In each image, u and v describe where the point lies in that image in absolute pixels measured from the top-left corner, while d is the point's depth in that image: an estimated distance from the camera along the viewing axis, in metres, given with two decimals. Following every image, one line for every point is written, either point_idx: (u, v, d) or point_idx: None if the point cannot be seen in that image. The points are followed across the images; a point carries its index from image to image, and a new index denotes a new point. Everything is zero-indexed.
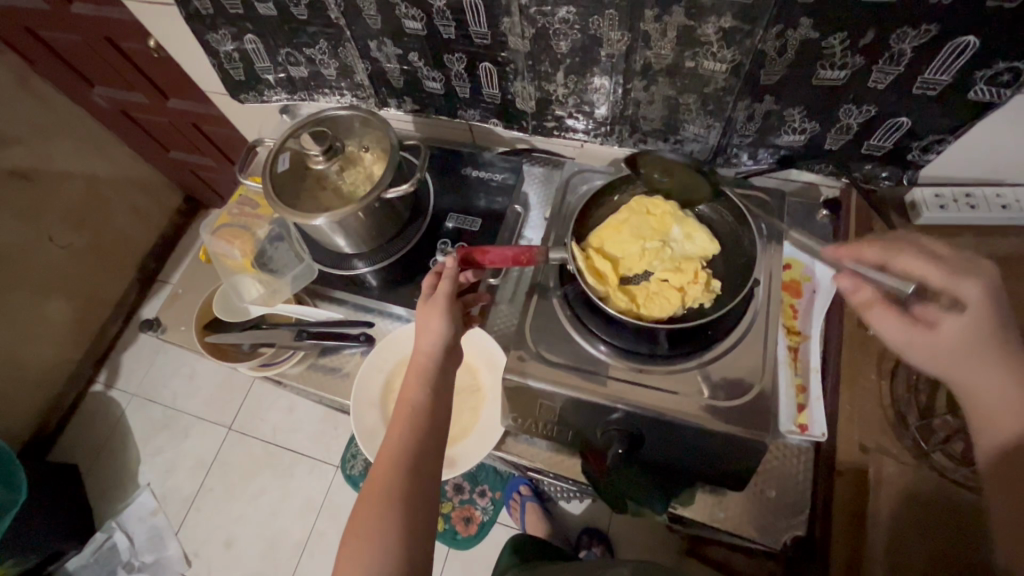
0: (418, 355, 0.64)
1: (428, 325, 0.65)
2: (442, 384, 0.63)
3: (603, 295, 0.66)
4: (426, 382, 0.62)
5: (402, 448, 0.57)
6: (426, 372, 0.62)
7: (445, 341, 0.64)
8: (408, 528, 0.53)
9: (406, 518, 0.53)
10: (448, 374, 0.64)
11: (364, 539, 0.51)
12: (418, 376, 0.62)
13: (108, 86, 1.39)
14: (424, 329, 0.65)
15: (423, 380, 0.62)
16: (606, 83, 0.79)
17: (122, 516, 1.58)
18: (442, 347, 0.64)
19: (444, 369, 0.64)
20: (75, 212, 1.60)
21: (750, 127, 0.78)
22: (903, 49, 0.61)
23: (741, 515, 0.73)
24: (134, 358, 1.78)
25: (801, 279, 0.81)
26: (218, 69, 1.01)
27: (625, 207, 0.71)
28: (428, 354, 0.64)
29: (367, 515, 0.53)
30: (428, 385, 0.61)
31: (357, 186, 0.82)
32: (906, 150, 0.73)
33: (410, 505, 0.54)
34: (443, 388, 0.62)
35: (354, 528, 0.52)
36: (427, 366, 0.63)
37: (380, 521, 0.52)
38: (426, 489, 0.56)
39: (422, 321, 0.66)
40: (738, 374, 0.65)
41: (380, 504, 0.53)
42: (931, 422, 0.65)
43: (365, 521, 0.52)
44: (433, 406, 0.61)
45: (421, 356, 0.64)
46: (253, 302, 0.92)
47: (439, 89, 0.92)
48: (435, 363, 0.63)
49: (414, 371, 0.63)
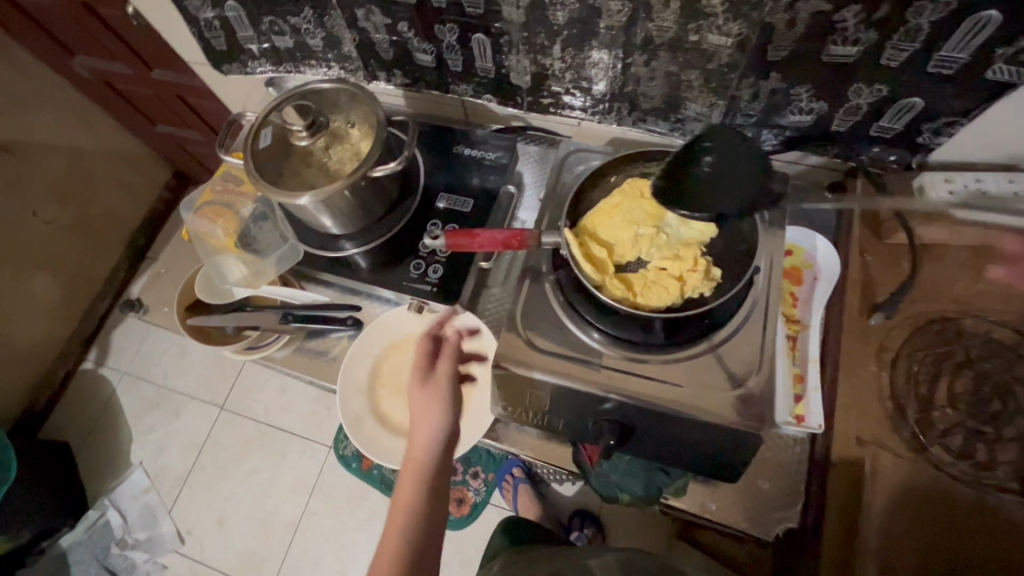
0: (415, 446, 0.69)
1: (426, 414, 0.70)
2: (439, 476, 0.67)
3: (599, 284, 0.63)
4: (426, 471, 0.67)
5: (404, 539, 0.61)
6: (425, 464, 0.67)
7: (442, 430, 0.69)
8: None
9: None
10: (445, 463, 0.69)
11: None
12: (417, 465, 0.67)
13: (88, 55, 1.33)
14: (422, 418, 0.70)
15: (422, 473, 0.66)
16: (605, 57, 0.75)
17: (115, 493, 1.58)
18: (440, 438, 0.69)
19: (441, 458, 0.69)
20: (58, 187, 1.55)
21: (756, 106, 0.74)
22: (921, 24, 0.57)
23: (733, 506, 0.71)
24: (124, 337, 1.76)
25: (803, 266, 0.78)
26: (199, 38, 0.96)
27: (619, 190, 0.68)
28: (426, 443, 0.68)
29: None
30: (427, 475, 0.67)
31: (343, 163, 0.78)
32: (917, 132, 0.70)
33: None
34: (439, 476, 0.67)
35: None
36: (426, 457, 0.68)
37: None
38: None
39: (421, 411, 0.71)
40: (735, 365, 0.63)
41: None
42: (931, 414, 0.64)
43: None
44: (431, 495, 0.65)
45: (420, 445, 0.69)
46: (236, 284, 0.90)
47: (431, 61, 0.88)
48: (433, 451, 0.68)
49: (411, 461, 0.68)
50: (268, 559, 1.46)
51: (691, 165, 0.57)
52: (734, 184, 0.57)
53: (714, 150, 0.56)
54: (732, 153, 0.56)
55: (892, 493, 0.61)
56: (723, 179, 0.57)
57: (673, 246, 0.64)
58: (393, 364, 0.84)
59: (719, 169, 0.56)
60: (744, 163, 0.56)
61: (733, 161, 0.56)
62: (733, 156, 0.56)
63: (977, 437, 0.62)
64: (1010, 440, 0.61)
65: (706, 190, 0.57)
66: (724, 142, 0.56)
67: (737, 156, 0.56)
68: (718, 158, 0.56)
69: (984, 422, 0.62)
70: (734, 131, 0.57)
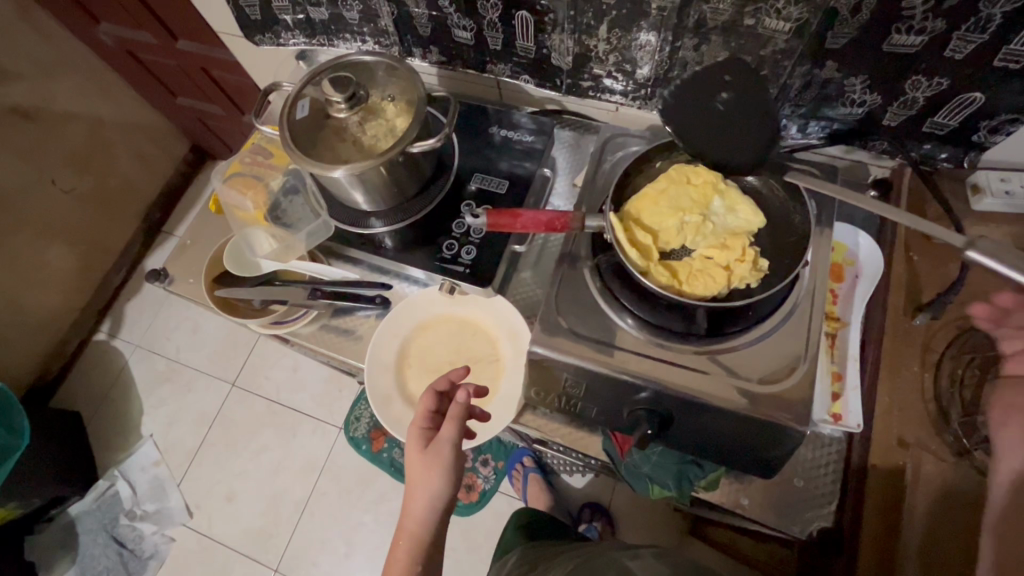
0: (408, 517, 0.61)
1: (423, 487, 0.61)
2: (434, 550, 0.62)
3: (644, 270, 0.61)
4: (418, 551, 0.61)
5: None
6: (416, 543, 0.61)
7: (440, 504, 0.61)
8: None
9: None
10: (440, 535, 0.63)
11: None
12: (410, 541, 0.61)
13: (113, 23, 1.31)
14: (419, 490, 0.61)
15: (414, 550, 0.60)
16: (653, 40, 0.73)
17: (124, 465, 1.58)
18: (437, 512, 0.61)
19: (437, 532, 0.62)
20: (78, 156, 1.54)
21: (806, 96, 0.72)
22: (992, 14, 0.55)
23: (765, 503, 0.70)
24: (139, 309, 1.76)
25: (844, 263, 0.76)
26: (234, 6, 0.94)
27: (665, 176, 0.66)
28: (421, 517, 0.61)
29: None
30: (419, 553, 0.61)
31: (378, 138, 0.77)
32: (972, 130, 0.68)
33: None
34: (432, 553, 0.62)
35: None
36: (419, 534, 0.61)
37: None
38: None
39: (416, 480, 0.61)
40: (779, 359, 0.62)
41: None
42: (975, 418, 0.61)
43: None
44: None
45: (414, 518, 0.61)
46: (265, 257, 0.89)
47: (469, 39, 0.86)
48: (428, 526, 0.61)
49: (404, 532, 0.61)
50: (276, 537, 1.46)
51: (707, 99, 0.56)
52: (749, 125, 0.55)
53: (731, 86, 0.55)
54: (750, 92, 0.55)
55: (933, 497, 0.61)
56: (739, 119, 0.55)
57: (718, 238, 0.63)
58: (420, 346, 0.82)
59: (734, 107, 0.55)
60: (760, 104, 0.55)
61: (750, 98, 0.55)
62: (749, 97, 0.55)
63: None
64: None
65: (721, 128, 0.55)
66: (743, 81, 0.56)
67: (755, 100, 0.55)
68: (735, 94, 0.55)
69: None
70: (753, 71, 0.56)
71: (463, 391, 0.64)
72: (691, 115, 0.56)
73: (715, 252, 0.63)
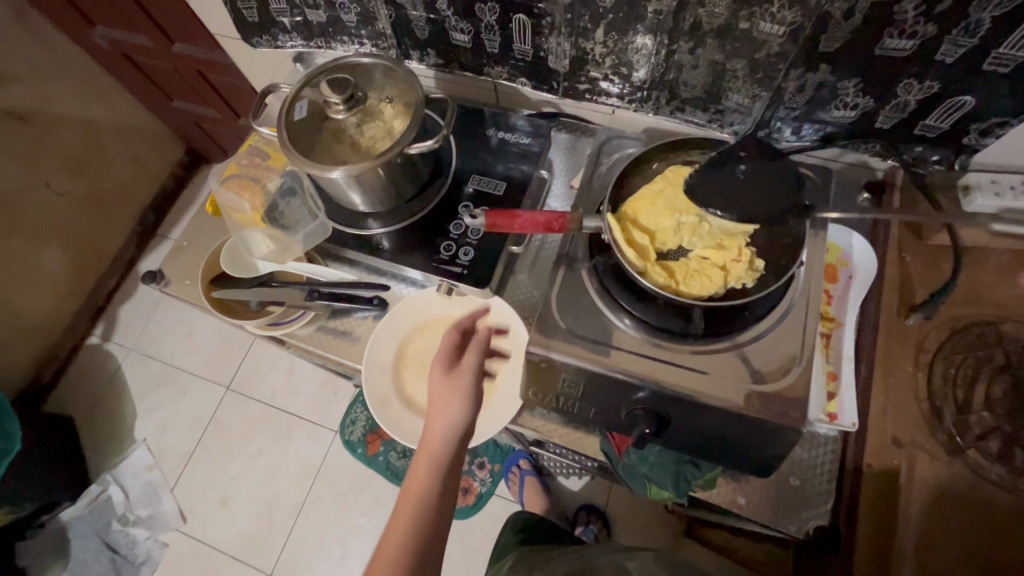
0: (431, 435, 0.68)
1: (447, 406, 0.69)
2: (454, 468, 0.67)
3: (641, 271, 0.62)
4: (440, 465, 0.66)
5: (409, 528, 0.61)
6: (439, 457, 0.67)
7: (460, 426, 0.69)
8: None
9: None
10: (459, 461, 0.68)
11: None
12: (432, 458, 0.67)
13: (109, 26, 1.31)
14: (443, 409, 0.69)
15: (438, 462, 0.66)
16: (649, 43, 0.74)
17: (117, 470, 1.56)
18: (458, 431, 0.68)
19: (456, 455, 0.68)
20: (72, 159, 1.54)
21: (800, 99, 0.73)
22: (982, 19, 0.56)
23: (761, 502, 0.70)
24: (133, 313, 1.75)
25: (838, 263, 0.76)
26: (231, 8, 0.94)
27: (662, 178, 0.67)
28: (442, 438, 0.68)
29: None
30: (441, 469, 0.66)
31: (376, 140, 0.77)
32: (963, 133, 0.69)
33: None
34: (452, 475, 0.67)
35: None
36: (442, 450, 0.67)
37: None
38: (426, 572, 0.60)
39: (440, 398, 0.70)
40: (775, 358, 0.62)
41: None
42: (967, 418, 0.63)
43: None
44: (442, 491, 0.65)
45: (437, 439, 0.68)
46: (262, 258, 0.89)
47: (466, 42, 0.87)
48: (449, 446, 0.68)
49: (427, 454, 0.67)
50: (271, 541, 1.45)
51: (726, 170, 0.59)
52: (762, 192, 0.58)
53: (749, 158, 0.59)
54: (770, 166, 0.58)
55: (928, 495, 0.61)
56: (758, 188, 0.58)
57: (715, 238, 0.64)
58: (418, 347, 0.82)
59: (754, 177, 0.58)
60: (780, 175, 0.58)
61: (769, 171, 0.59)
62: (771, 170, 0.58)
63: (1014, 442, 0.61)
64: None
65: (741, 193, 0.58)
66: (759, 155, 0.59)
67: (776, 172, 0.58)
68: (754, 166, 0.59)
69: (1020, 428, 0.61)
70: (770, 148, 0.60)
71: (479, 337, 0.77)
72: (714, 182, 0.59)
73: (712, 253, 0.63)
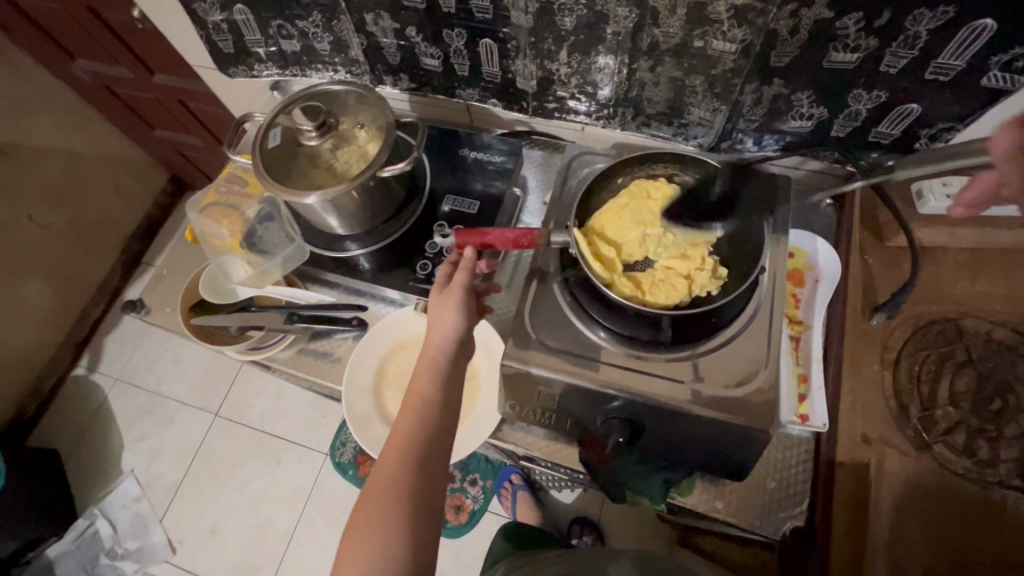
0: (429, 348, 0.62)
1: (440, 320, 0.63)
2: (455, 375, 0.61)
3: (608, 282, 0.64)
4: (438, 377, 0.60)
5: (410, 441, 0.56)
6: (437, 366, 0.61)
7: (456, 336, 0.63)
8: (413, 527, 0.51)
9: (413, 515, 0.51)
10: (460, 370, 0.62)
11: (367, 536, 0.50)
12: (429, 370, 0.61)
13: (89, 59, 1.33)
14: (437, 323, 0.64)
15: (436, 372, 0.60)
16: (611, 62, 0.76)
17: (104, 503, 1.54)
18: (455, 341, 0.63)
19: (455, 363, 0.62)
20: (54, 190, 1.54)
21: (758, 111, 0.76)
22: (919, 32, 0.59)
23: (740, 506, 0.71)
24: (118, 342, 1.74)
25: (805, 268, 0.80)
26: (207, 41, 0.97)
27: (626, 192, 0.70)
28: (439, 348, 0.62)
29: (371, 506, 0.51)
30: (439, 379, 0.60)
31: (350, 164, 0.79)
32: (914, 138, 0.72)
33: (417, 497, 0.52)
34: (452, 385, 0.61)
35: (357, 524, 0.51)
36: (439, 359, 0.62)
37: (385, 517, 0.51)
38: (432, 484, 0.55)
39: (434, 314, 0.64)
40: (744, 361, 0.64)
41: (385, 500, 0.51)
42: (934, 414, 0.65)
43: (372, 514, 0.51)
44: (443, 403, 0.59)
45: (433, 350, 0.62)
46: (241, 284, 0.89)
47: (437, 66, 0.89)
48: (447, 356, 0.62)
49: (424, 366, 0.61)
50: (262, 569, 1.43)
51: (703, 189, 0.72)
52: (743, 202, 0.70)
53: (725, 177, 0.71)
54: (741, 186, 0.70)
55: (898, 488, 0.62)
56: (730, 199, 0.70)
57: (680, 249, 0.67)
58: (398, 366, 0.83)
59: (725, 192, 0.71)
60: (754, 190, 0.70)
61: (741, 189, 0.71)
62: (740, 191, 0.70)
63: (980, 434, 0.63)
64: (1012, 438, 0.62)
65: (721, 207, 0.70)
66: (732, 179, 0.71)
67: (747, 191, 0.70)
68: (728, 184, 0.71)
69: (986, 420, 0.63)
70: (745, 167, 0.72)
71: (467, 248, 0.68)
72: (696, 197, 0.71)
73: (681, 261, 0.66)
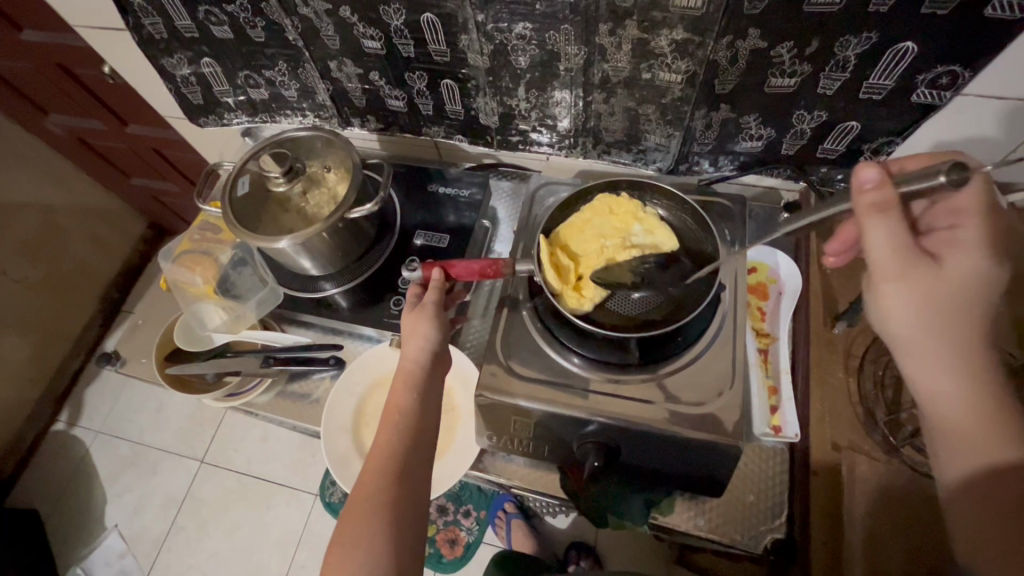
0: (406, 362, 0.62)
1: (416, 334, 0.63)
2: (432, 387, 0.62)
3: (558, 292, 0.66)
4: (415, 390, 0.60)
5: (390, 454, 0.56)
6: (414, 378, 0.61)
7: (433, 347, 0.63)
8: (395, 540, 0.51)
9: (395, 528, 0.52)
10: (436, 383, 0.63)
11: (349, 552, 0.50)
12: (406, 383, 0.61)
13: (62, 113, 1.34)
14: (411, 336, 0.63)
15: (412, 386, 0.61)
16: (567, 97, 0.80)
17: (87, 561, 1.49)
18: (432, 354, 0.63)
19: (432, 375, 0.63)
20: (31, 243, 1.54)
21: (709, 135, 0.79)
22: (848, 57, 0.63)
23: (720, 521, 0.73)
24: (99, 393, 1.71)
25: (767, 281, 0.82)
26: (176, 94, 0.99)
27: (590, 207, 0.72)
28: (416, 362, 0.62)
29: (354, 522, 0.51)
30: (416, 391, 0.60)
31: (320, 207, 0.80)
32: (858, 152, 0.75)
33: (401, 509, 0.53)
34: (430, 397, 0.61)
35: (341, 540, 0.51)
36: (415, 372, 0.62)
37: (366, 527, 0.51)
38: (413, 494, 0.55)
39: (408, 327, 0.64)
40: (713, 376, 0.65)
41: (366, 514, 0.52)
42: (899, 416, 0.67)
43: (353, 527, 0.51)
44: (421, 414, 0.60)
45: (409, 364, 0.62)
46: (217, 330, 0.91)
47: (402, 106, 0.92)
48: (424, 369, 0.62)
49: (401, 379, 0.61)
50: None
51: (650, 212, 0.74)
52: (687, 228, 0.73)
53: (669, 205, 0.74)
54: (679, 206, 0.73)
55: (872, 495, 0.63)
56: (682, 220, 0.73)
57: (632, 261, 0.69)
58: (377, 402, 0.84)
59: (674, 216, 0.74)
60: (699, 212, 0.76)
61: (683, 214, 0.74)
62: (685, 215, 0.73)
63: None
64: None
65: (681, 228, 0.73)
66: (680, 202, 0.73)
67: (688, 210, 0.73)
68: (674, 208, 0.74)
69: None
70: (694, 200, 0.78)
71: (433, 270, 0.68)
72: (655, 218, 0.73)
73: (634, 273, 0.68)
